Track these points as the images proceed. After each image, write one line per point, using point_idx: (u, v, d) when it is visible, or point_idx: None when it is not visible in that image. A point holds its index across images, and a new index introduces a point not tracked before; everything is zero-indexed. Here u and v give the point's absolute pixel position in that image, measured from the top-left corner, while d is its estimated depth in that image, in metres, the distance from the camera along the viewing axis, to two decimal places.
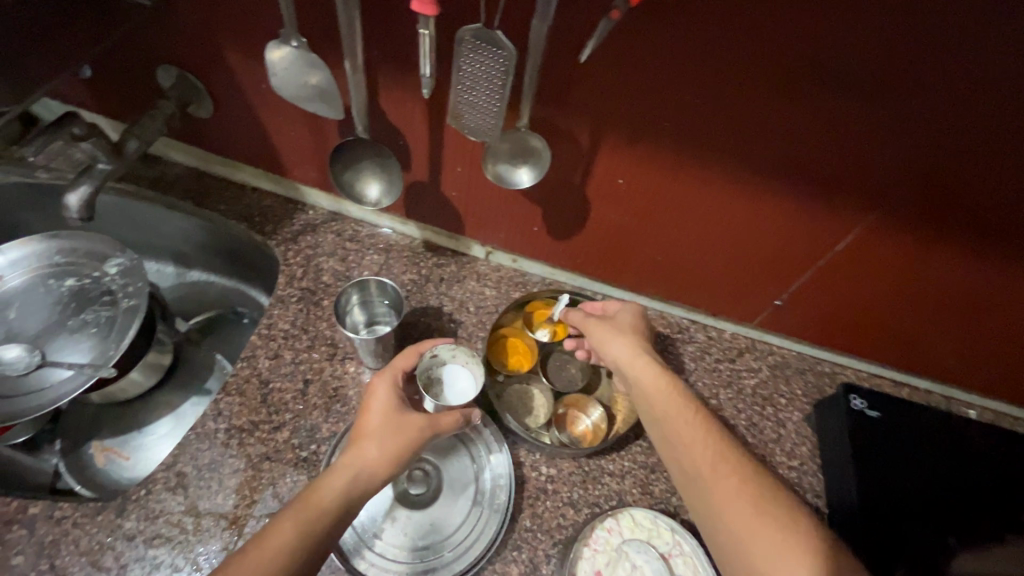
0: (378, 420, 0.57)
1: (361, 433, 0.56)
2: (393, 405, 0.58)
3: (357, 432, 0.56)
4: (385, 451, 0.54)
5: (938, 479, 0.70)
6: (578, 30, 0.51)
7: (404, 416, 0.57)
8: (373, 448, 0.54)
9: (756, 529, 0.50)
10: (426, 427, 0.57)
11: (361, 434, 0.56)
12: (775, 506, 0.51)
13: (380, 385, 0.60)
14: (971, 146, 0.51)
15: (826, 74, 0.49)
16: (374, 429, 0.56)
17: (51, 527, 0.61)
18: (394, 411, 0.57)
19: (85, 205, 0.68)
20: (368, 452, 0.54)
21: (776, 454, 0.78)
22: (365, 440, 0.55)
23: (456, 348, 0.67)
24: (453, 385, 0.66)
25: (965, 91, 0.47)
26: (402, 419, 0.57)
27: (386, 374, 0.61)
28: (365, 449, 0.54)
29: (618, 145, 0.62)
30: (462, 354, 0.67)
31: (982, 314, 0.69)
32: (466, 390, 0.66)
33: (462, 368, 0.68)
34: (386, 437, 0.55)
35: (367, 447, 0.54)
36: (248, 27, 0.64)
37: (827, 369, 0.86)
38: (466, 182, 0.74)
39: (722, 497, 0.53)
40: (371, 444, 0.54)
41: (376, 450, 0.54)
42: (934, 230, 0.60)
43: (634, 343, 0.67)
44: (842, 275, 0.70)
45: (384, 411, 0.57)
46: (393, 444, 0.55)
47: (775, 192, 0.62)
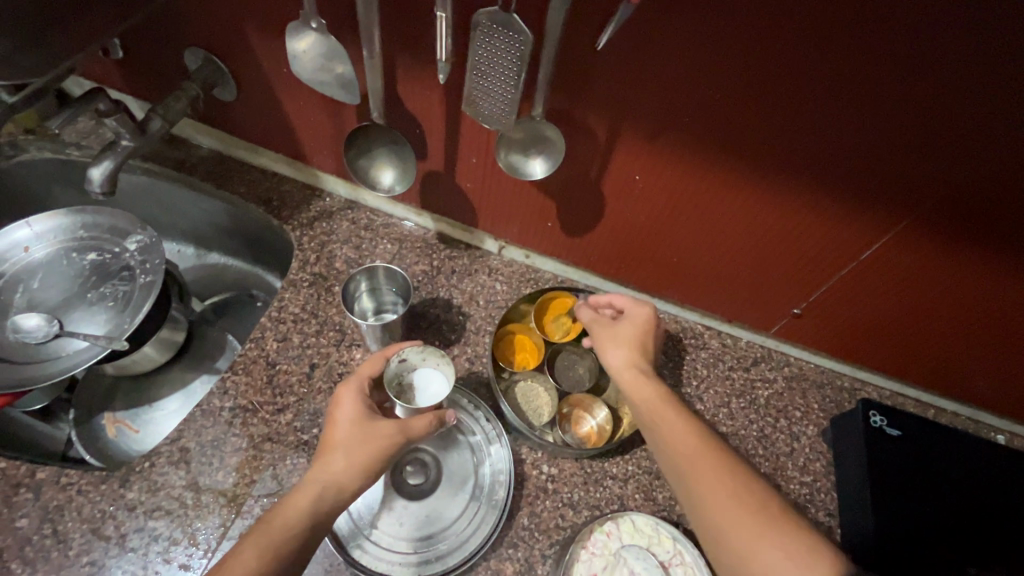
0: (344, 431, 0.56)
1: (329, 443, 0.56)
2: (363, 413, 0.57)
3: (327, 443, 0.56)
4: (350, 463, 0.54)
5: (958, 505, 0.66)
6: (597, 19, 0.50)
7: (374, 423, 0.56)
8: (339, 460, 0.54)
9: (745, 526, 0.49)
10: (396, 434, 0.56)
11: (330, 444, 0.55)
12: (761, 501, 0.50)
13: (346, 394, 0.59)
14: (1009, 150, 0.48)
15: (855, 72, 0.47)
16: (341, 440, 0.55)
17: (56, 492, 0.62)
18: (363, 419, 0.57)
19: (107, 179, 0.69)
20: (335, 463, 0.53)
21: (788, 469, 0.75)
22: (332, 451, 0.54)
23: (424, 350, 0.65)
24: (425, 388, 0.65)
25: (1008, 97, 0.44)
26: (371, 428, 0.56)
27: (351, 382, 0.60)
28: (333, 462, 0.54)
29: (637, 139, 0.60)
30: (432, 357, 0.66)
31: (1016, 334, 0.66)
32: (438, 392, 0.64)
33: (434, 370, 0.66)
34: (353, 447, 0.54)
35: (334, 461, 0.53)
36: (270, 10, 0.64)
37: (846, 384, 0.82)
38: (480, 174, 0.73)
39: (707, 490, 0.51)
40: (338, 454, 0.54)
41: (342, 462, 0.54)
42: (967, 242, 0.57)
43: (630, 356, 0.63)
44: (866, 284, 0.67)
45: (352, 421, 0.56)
46: (362, 458, 0.54)
47: (797, 195, 0.59)
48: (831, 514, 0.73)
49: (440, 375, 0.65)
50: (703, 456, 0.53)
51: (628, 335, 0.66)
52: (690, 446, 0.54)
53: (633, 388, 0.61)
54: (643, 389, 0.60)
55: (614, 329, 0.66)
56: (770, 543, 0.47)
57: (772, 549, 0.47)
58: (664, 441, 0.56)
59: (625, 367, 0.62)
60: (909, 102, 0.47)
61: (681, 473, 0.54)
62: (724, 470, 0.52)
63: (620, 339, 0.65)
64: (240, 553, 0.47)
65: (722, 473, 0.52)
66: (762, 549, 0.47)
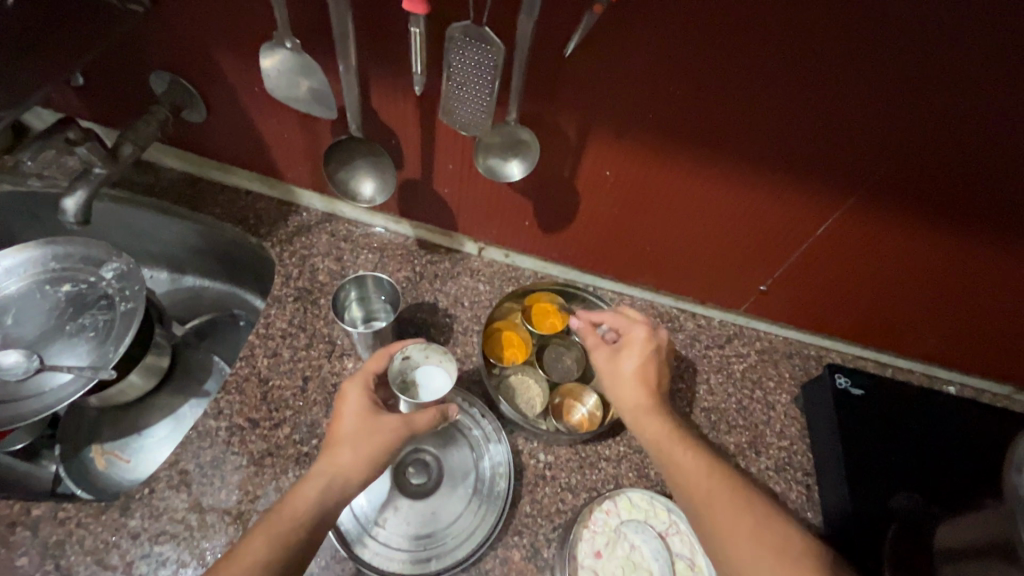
0: (349, 425, 0.58)
1: (334, 439, 0.57)
2: (368, 407, 0.59)
3: (333, 437, 0.58)
4: (359, 454, 0.56)
5: (920, 454, 0.73)
6: (564, 27, 0.53)
7: (379, 419, 0.58)
8: (348, 454, 0.55)
9: (765, 571, 0.51)
10: (401, 428, 0.58)
11: (335, 439, 0.57)
12: (783, 542, 0.52)
13: (352, 389, 0.60)
14: (938, 128, 0.53)
15: (800, 66, 0.51)
16: (348, 435, 0.57)
17: (55, 527, 0.61)
18: (368, 413, 0.59)
19: (81, 209, 0.68)
20: (342, 457, 0.55)
21: (766, 435, 0.80)
22: (339, 445, 0.56)
23: (428, 347, 0.68)
24: (428, 385, 0.66)
25: (931, 81, 0.50)
26: (375, 422, 0.58)
27: (357, 379, 0.61)
28: (339, 456, 0.55)
29: (606, 137, 0.64)
30: (435, 354, 0.68)
31: (956, 292, 0.72)
32: (441, 387, 0.66)
33: (436, 367, 0.68)
34: (359, 441, 0.56)
35: (340, 454, 0.55)
36: (241, 30, 0.65)
37: (812, 352, 0.88)
38: (458, 179, 0.76)
39: (722, 525, 0.54)
40: (345, 449, 0.56)
41: (350, 454, 0.55)
42: (908, 211, 0.63)
43: (644, 399, 0.64)
44: (823, 256, 0.73)
45: (357, 416, 0.58)
46: (367, 450, 0.56)
47: (755, 179, 0.64)
48: (809, 473, 0.78)
49: (444, 370, 0.68)
50: (718, 497, 0.56)
51: (631, 372, 0.66)
52: (705, 487, 0.57)
53: (642, 428, 0.63)
54: (649, 429, 0.62)
55: (618, 363, 0.67)
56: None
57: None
58: (678, 480, 0.58)
59: (632, 408, 0.64)
60: (851, 89, 0.52)
61: (696, 512, 0.56)
62: (743, 509, 0.55)
63: (624, 376, 0.66)
64: (251, 541, 0.49)
65: (740, 512, 0.54)
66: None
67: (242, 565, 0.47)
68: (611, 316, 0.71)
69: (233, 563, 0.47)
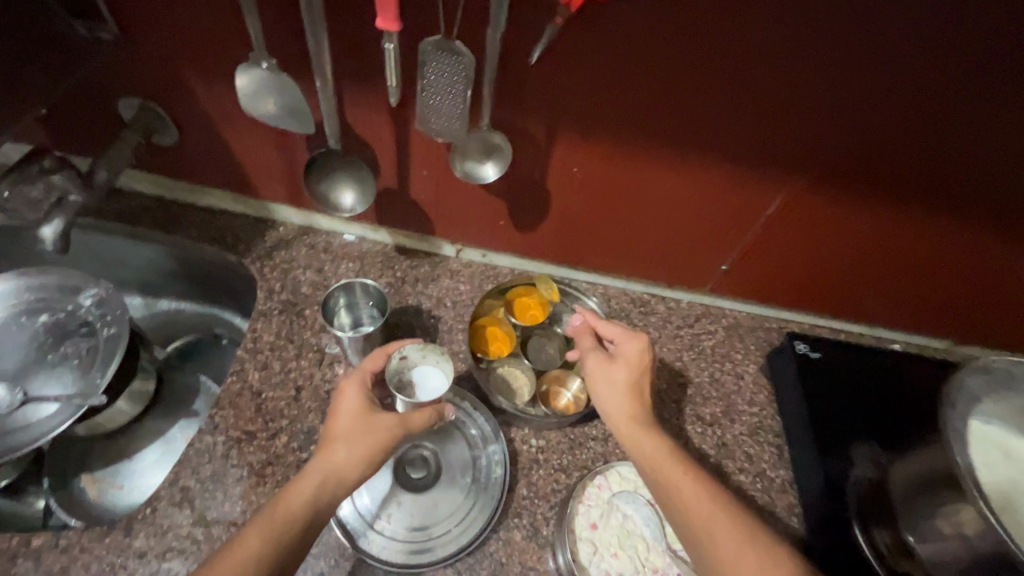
0: (345, 423, 0.60)
1: (330, 436, 0.60)
2: (364, 405, 0.61)
3: (328, 435, 0.60)
4: (353, 453, 0.58)
5: (873, 406, 0.80)
6: (528, 37, 0.58)
7: (375, 416, 0.61)
8: (342, 452, 0.58)
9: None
10: (395, 426, 0.60)
11: (331, 435, 0.59)
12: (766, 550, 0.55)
13: (349, 387, 0.63)
14: (860, 109, 0.60)
15: (738, 61, 0.57)
16: (343, 433, 0.59)
17: (58, 555, 0.61)
18: (364, 412, 0.61)
19: (61, 236, 0.69)
20: (337, 454, 0.57)
21: (738, 403, 0.86)
22: (334, 443, 0.59)
23: (425, 348, 0.70)
24: (425, 384, 0.68)
25: (851, 68, 0.56)
26: (372, 420, 0.60)
27: (354, 377, 0.64)
28: (335, 452, 0.58)
29: (572, 136, 0.69)
30: (432, 354, 0.71)
31: (892, 257, 0.80)
32: (438, 386, 0.68)
33: (433, 368, 0.70)
34: (354, 438, 0.59)
35: (336, 451, 0.58)
36: (212, 53, 0.67)
37: (773, 324, 0.95)
38: (433, 185, 0.79)
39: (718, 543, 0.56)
40: (341, 446, 0.58)
41: (344, 451, 0.58)
42: (844, 187, 0.70)
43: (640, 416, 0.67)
44: (775, 234, 0.79)
45: (353, 412, 0.61)
46: (361, 448, 0.58)
47: (709, 166, 0.70)
48: (779, 433, 0.84)
49: (441, 370, 0.70)
50: (714, 516, 0.58)
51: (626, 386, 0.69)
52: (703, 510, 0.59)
53: (639, 444, 0.65)
54: (644, 445, 0.64)
55: (611, 377, 0.70)
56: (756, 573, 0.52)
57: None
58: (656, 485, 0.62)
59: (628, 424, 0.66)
60: (785, 80, 0.58)
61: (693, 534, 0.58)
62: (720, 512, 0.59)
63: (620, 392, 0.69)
64: (243, 536, 0.51)
65: (731, 526, 0.57)
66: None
67: (238, 558, 0.49)
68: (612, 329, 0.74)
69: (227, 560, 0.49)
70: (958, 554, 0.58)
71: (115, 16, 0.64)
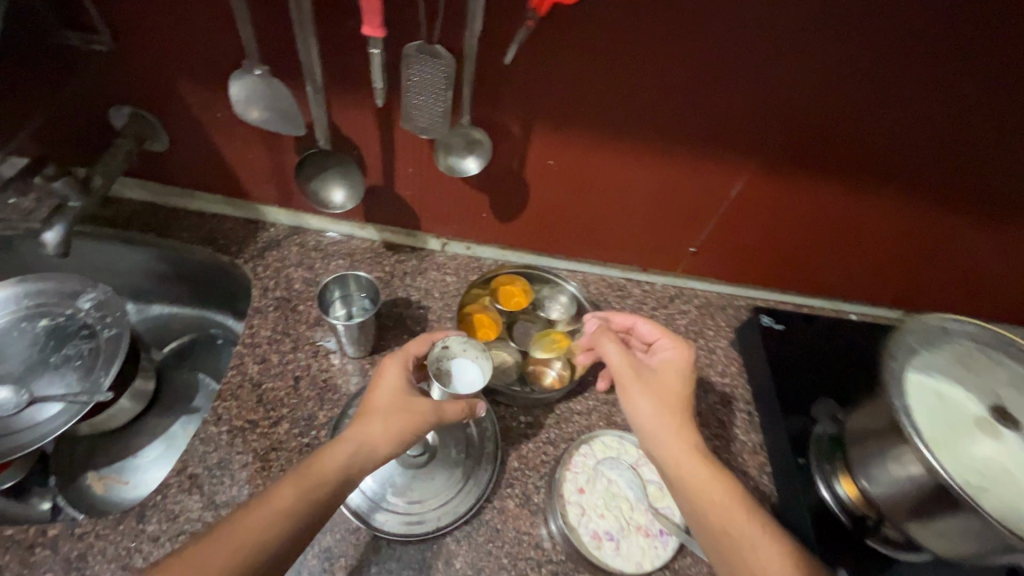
0: (384, 399, 0.64)
1: (368, 409, 0.64)
2: (403, 386, 0.66)
3: (367, 408, 0.64)
4: (388, 429, 0.62)
5: (831, 371, 0.88)
6: (502, 39, 0.63)
7: (412, 398, 0.65)
8: (379, 426, 0.62)
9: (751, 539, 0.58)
10: (429, 412, 0.65)
11: (369, 409, 0.64)
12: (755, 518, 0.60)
13: (391, 367, 0.68)
14: (806, 96, 0.67)
15: (695, 56, 0.63)
16: (382, 408, 0.64)
17: (75, 542, 0.64)
18: (402, 392, 0.65)
19: (63, 241, 0.71)
20: (374, 429, 0.61)
21: (711, 375, 0.92)
22: (372, 416, 0.63)
23: (467, 342, 0.75)
24: (461, 376, 0.73)
25: (795, 60, 0.63)
26: (409, 401, 0.65)
27: (397, 357, 0.69)
28: (372, 427, 0.62)
29: (547, 131, 0.74)
30: (473, 349, 0.75)
31: (845, 232, 0.87)
32: (473, 380, 0.72)
33: (471, 362, 0.75)
34: (393, 415, 0.63)
35: (375, 425, 0.62)
36: (205, 62, 0.71)
37: (740, 302, 1.02)
38: (417, 181, 0.84)
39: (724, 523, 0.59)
40: (377, 420, 0.62)
41: (382, 425, 0.62)
42: (797, 167, 0.77)
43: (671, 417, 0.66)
44: (738, 215, 0.86)
45: (392, 391, 0.65)
46: (397, 425, 0.62)
47: (674, 152, 0.76)
48: (749, 401, 0.90)
49: (479, 368, 0.74)
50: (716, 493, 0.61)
51: (658, 386, 0.68)
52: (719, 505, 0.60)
53: (667, 447, 0.65)
54: (675, 450, 0.64)
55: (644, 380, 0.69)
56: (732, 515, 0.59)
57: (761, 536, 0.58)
58: (667, 467, 0.64)
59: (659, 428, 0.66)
60: (738, 71, 0.65)
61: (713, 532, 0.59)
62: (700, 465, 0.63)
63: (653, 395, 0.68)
64: (279, 491, 0.54)
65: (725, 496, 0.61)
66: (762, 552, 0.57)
67: (270, 513, 0.53)
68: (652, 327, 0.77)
69: (261, 508, 0.53)
70: (904, 489, 0.65)
71: (111, 30, 0.68)
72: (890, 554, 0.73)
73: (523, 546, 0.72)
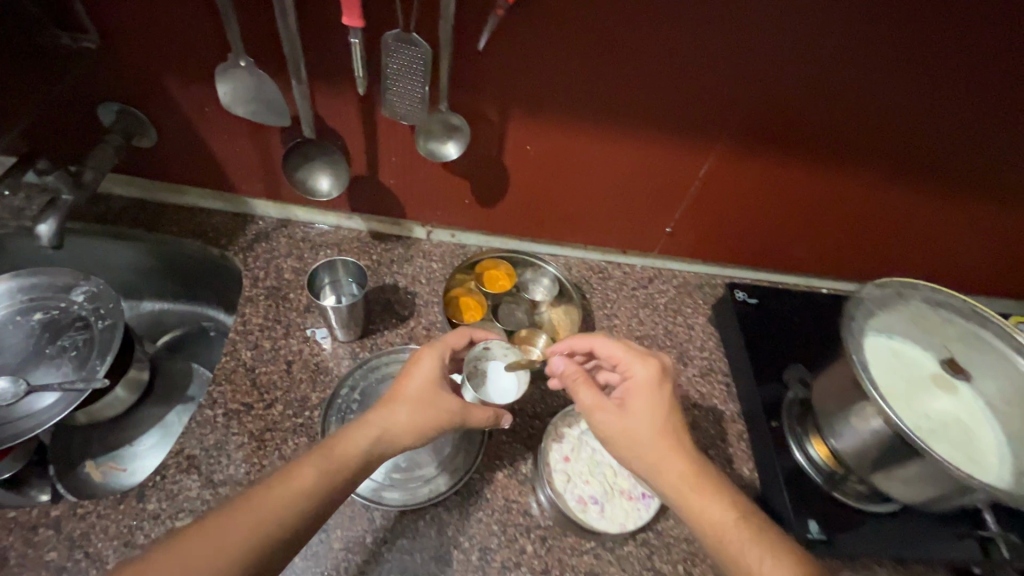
0: (414, 389, 0.66)
1: (397, 395, 0.66)
2: (435, 381, 0.67)
3: (397, 393, 0.66)
4: (413, 418, 0.64)
5: (802, 341, 0.92)
6: (477, 28, 0.66)
7: (442, 394, 0.66)
8: (403, 414, 0.64)
9: (743, 536, 0.57)
10: (455, 412, 0.66)
11: (397, 396, 0.65)
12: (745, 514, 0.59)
13: (427, 356, 0.69)
14: (767, 77, 0.71)
15: (660, 41, 0.67)
16: (410, 397, 0.65)
17: (77, 522, 0.66)
18: (434, 385, 0.67)
19: (56, 233, 0.73)
20: (397, 414, 0.64)
21: (690, 350, 0.96)
22: (398, 404, 0.64)
23: (508, 348, 0.77)
24: (496, 381, 0.75)
25: (755, 42, 0.67)
26: (439, 396, 0.66)
27: (437, 347, 0.70)
28: (397, 412, 0.64)
29: (524, 116, 0.77)
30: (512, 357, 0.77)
31: (812, 208, 0.92)
32: (506, 388, 0.74)
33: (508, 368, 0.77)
34: (417, 407, 0.65)
35: (398, 413, 0.64)
36: (190, 57, 0.73)
37: (717, 280, 1.06)
38: (401, 170, 0.87)
39: (717, 523, 0.58)
40: (404, 410, 0.64)
41: (405, 416, 0.64)
42: (762, 146, 0.81)
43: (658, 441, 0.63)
44: (709, 194, 0.90)
45: (423, 382, 0.67)
46: (421, 417, 0.64)
47: (646, 135, 0.80)
48: (727, 373, 0.94)
49: (516, 381, 0.75)
50: (703, 486, 0.61)
51: (640, 414, 0.65)
52: (711, 503, 0.60)
53: (659, 475, 0.62)
54: (669, 470, 0.62)
55: (624, 418, 0.65)
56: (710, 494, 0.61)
57: (744, 532, 0.57)
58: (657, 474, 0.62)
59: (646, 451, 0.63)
60: (701, 55, 0.69)
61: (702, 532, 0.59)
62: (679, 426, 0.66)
63: (636, 428, 0.64)
64: (301, 471, 0.56)
65: (712, 490, 0.61)
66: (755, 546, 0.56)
67: (294, 488, 0.54)
68: (619, 348, 0.71)
69: (294, 487, 0.54)
70: (869, 441, 0.69)
71: (98, 28, 0.70)
72: (862, 508, 0.77)
73: (512, 513, 0.76)
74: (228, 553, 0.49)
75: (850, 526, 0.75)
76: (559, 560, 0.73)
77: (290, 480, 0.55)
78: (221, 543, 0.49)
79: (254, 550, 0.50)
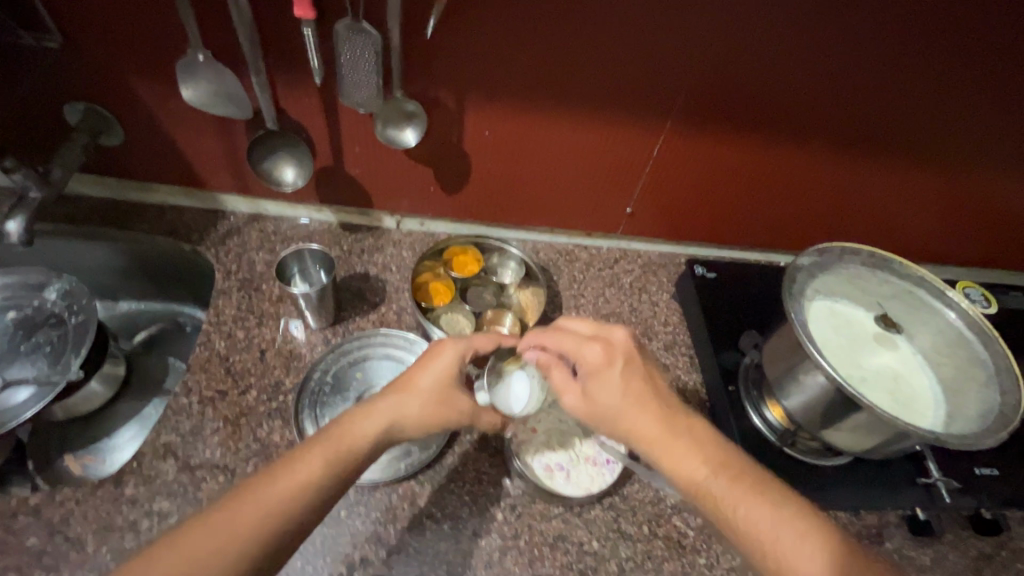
0: (429, 383, 0.67)
1: (412, 383, 0.67)
2: (451, 379, 0.69)
3: (411, 380, 0.67)
4: (425, 411, 0.65)
5: (758, 313, 0.97)
6: (425, 16, 0.69)
7: (456, 394, 0.69)
8: (415, 408, 0.65)
9: (740, 493, 0.58)
10: (464, 414, 0.69)
11: (411, 385, 0.66)
12: (742, 471, 0.60)
13: (448, 349, 0.70)
14: (707, 57, 0.75)
15: (603, 24, 0.71)
16: (424, 389, 0.66)
17: (56, 508, 0.68)
18: (449, 381, 0.68)
19: (25, 230, 0.75)
20: (409, 407, 0.65)
21: (654, 325, 0.99)
22: (414, 394, 0.66)
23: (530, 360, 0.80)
24: (512, 387, 0.78)
25: (694, 23, 0.71)
26: (453, 395, 0.68)
27: (459, 344, 0.71)
28: (409, 403, 0.65)
29: (480, 101, 0.80)
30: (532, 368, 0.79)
31: (762, 183, 0.96)
32: (516, 397, 0.78)
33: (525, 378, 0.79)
34: (429, 400, 0.66)
35: (410, 406, 0.65)
36: (151, 54, 0.75)
37: (680, 258, 1.10)
38: (365, 159, 0.90)
39: (718, 486, 0.59)
40: (416, 403, 0.65)
41: (418, 408, 0.65)
42: (708, 124, 0.85)
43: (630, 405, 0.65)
44: (665, 173, 0.94)
45: (439, 376, 0.68)
46: (432, 411, 0.66)
47: (598, 116, 0.83)
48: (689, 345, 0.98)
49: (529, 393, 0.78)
50: (702, 446, 0.62)
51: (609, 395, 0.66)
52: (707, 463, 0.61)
53: (635, 430, 0.64)
54: (642, 429, 0.64)
55: (596, 390, 0.67)
56: (693, 451, 0.62)
57: (723, 483, 0.59)
58: (636, 433, 0.64)
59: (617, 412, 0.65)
60: (644, 37, 0.72)
61: (700, 495, 0.59)
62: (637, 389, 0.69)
63: (613, 405, 0.66)
64: (309, 459, 0.56)
65: (705, 450, 0.62)
66: (753, 503, 0.57)
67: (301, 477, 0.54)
68: (567, 340, 0.70)
69: (301, 475, 0.55)
70: (815, 395, 0.72)
71: (59, 27, 0.72)
72: (816, 462, 0.81)
73: (483, 484, 0.78)
74: (241, 533, 0.50)
75: (803, 480, 0.80)
76: (528, 526, 0.76)
77: (296, 472, 0.55)
78: (228, 524, 0.50)
79: (272, 535, 0.51)
